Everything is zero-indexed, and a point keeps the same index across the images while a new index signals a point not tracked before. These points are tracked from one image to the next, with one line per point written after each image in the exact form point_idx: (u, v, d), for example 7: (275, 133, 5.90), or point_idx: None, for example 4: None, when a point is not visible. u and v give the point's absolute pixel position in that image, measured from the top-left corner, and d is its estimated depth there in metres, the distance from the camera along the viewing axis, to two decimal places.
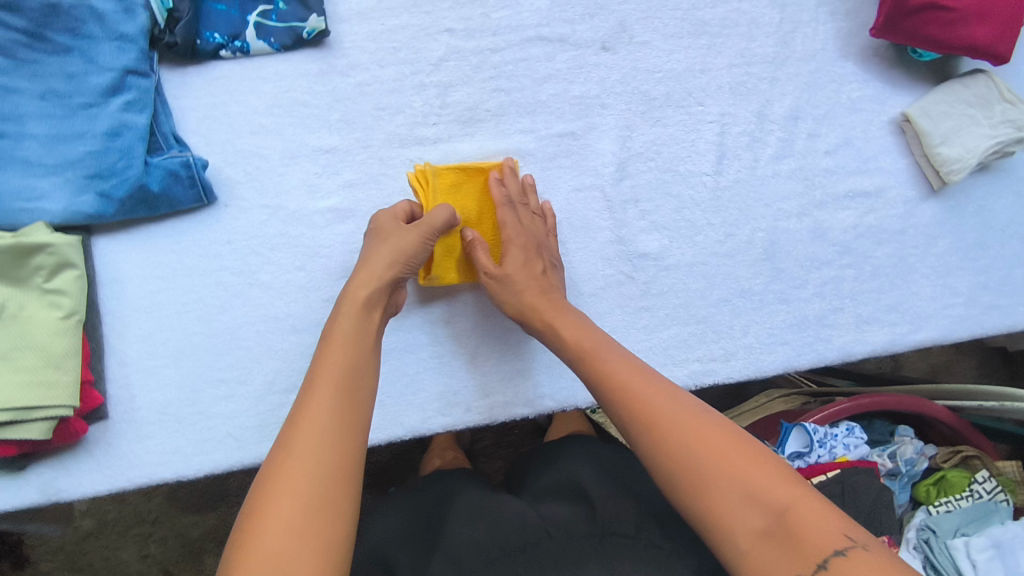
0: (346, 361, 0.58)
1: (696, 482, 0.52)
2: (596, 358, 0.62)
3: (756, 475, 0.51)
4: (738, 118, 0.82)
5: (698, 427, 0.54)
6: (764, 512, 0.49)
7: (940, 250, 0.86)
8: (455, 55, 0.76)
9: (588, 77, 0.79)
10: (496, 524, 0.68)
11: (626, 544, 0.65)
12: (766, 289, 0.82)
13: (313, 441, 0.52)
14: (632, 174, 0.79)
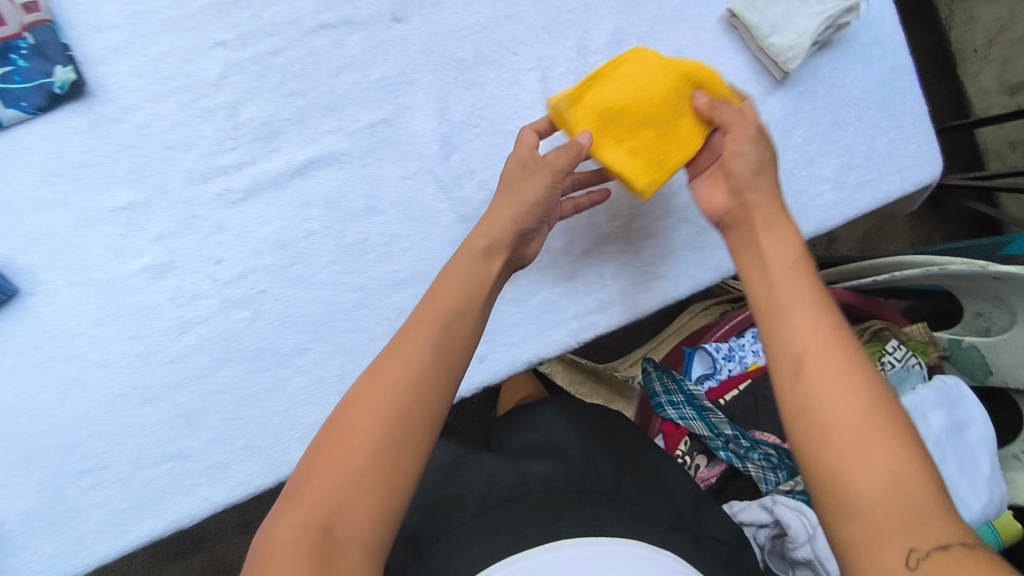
0: (427, 342, 0.57)
1: (825, 444, 0.46)
2: (767, 274, 0.56)
3: (893, 454, 0.44)
4: (559, 58, 0.77)
5: (829, 373, 0.48)
6: (898, 503, 0.43)
7: (799, 140, 0.84)
8: (234, 69, 0.70)
9: (388, 55, 0.73)
10: (498, 482, 0.74)
11: (603, 498, 0.70)
12: (627, 228, 0.80)
13: (382, 433, 0.52)
14: (460, 146, 0.75)
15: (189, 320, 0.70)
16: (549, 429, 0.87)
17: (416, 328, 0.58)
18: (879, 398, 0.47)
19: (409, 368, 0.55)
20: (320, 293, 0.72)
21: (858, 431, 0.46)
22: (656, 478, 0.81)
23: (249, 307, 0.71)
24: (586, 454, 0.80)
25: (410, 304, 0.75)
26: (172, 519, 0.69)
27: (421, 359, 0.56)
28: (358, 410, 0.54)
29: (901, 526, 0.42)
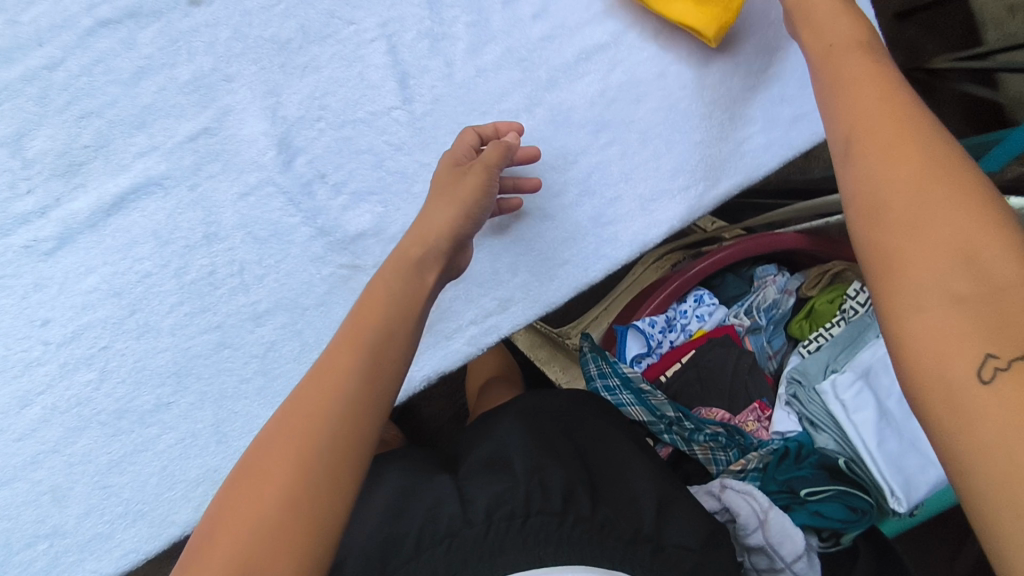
0: (354, 349, 0.47)
1: (888, 241, 0.40)
2: (841, 104, 0.47)
3: (958, 213, 0.38)
4: (405, 21, 0.65)
5: (893, 141, 0.42)
6: (959, 281, 0.36)
7: (716, 75, 0.70)
8: (9, 94, 0.59)
9: (189, 49, 0.61)
10: (430, 512, 0.59)
11: (552, 523, 0.56)
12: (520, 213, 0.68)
13: (292, 469, 0.42)
14: (303, 147, 0.64)
15: (29, 392, 0.62)
16: (500, 434, 0.71)
17: (340, 338, 0.48)
18: (953, 158, 0.40)
19: (331, 387, 0.45)
20: (172, 340, 0.64)
21: (926, 209, 0.39)
22: (621, 481, 0.66)
23: (92, 367, 0.63)
24: (536, 463, 0.63)
25: (278, 336, 0.65)
26: None
27: (344, 365, 0.46)
28: (275, 447, 0.43)
29: (965, 332, 0.35)
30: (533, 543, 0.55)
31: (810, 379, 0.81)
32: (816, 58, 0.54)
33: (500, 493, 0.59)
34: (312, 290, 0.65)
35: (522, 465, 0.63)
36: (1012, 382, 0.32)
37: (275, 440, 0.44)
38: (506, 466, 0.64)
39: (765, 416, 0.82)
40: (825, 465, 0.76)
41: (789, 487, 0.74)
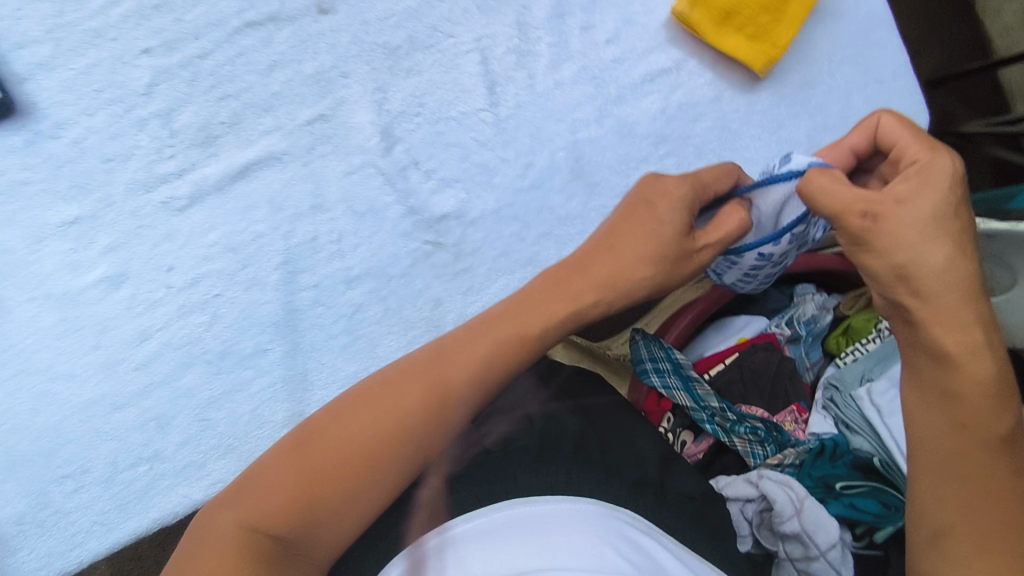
0: (470, 378, 0.54)
1: (958, 432, 0.52)
2: (942, 322, 0.52)
3: (1000, 421, 0.52)
4: (498, 38, 0.75)
5: (976, 374, 0.52)
6: (978, 482, 0.51)
7: (766, 102, 0.78)
8: (164, 76, 0.70)
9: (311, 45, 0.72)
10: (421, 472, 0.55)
11: (563, 459, 0.57)
12: (585, 209, 0.77)
13: (359, 467, 0.50)
14: (402, 137, 0.74)
15: (149, 328, 0.71)
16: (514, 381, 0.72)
17: (466, 357, 0.55)
18: (1002, 364, 0.53)
19: (420, 396, 0.53)
20: (276, 294, 0.73)
21: (955, 442, 0.53)
22: (636, 437, 0.68)
23: (204, 311, 0.72)
24: (548, 406, 0.67)
25: (365, 299, 0.74)
26: (156, 516, 0.71)
27: (461, 375, 0.54)
28: (381, 418, 0.52)
29: (980, 557, 0.49)
30: (542, 468, 0.54)
31: (847, 387, 0.86)
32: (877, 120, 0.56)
33: (517, 429, 0.62)
34: (398, 261, 0.74)
35: (537, 418, 0.64)
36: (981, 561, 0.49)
37: (369, 425, 0.52)
38: (517, 410, 0.66)
39: (803, 419, 0.86)
40: (858, 464, 0.81)
41: (824, 484, 0.79)
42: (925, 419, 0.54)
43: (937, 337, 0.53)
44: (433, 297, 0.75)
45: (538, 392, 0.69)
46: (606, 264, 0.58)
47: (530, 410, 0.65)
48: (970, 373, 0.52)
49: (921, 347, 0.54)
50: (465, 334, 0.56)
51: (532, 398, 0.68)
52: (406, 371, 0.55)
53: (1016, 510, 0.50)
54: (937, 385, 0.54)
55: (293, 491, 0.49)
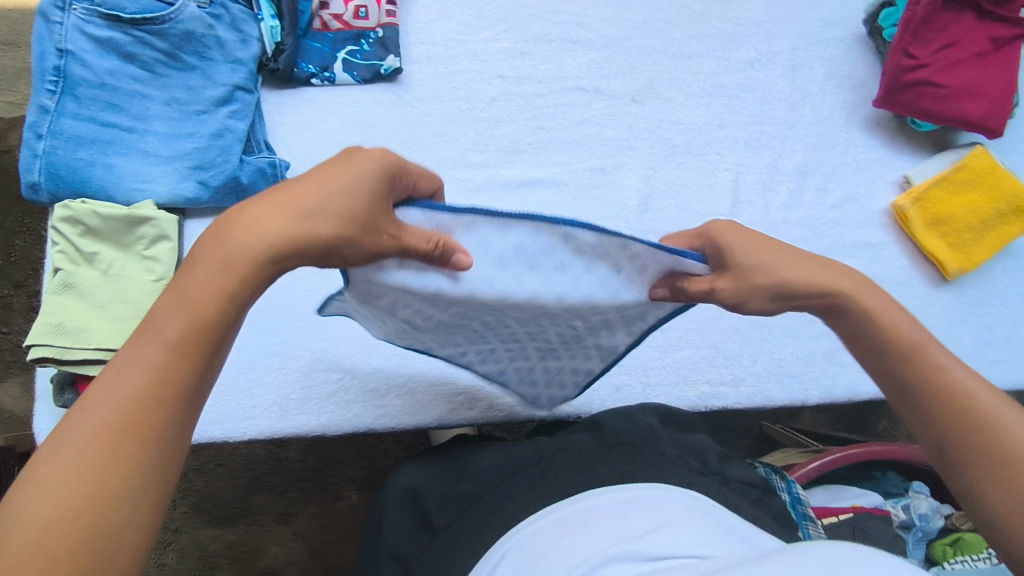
0: (198, 329, 0.43)
1: (946, 394, 0.53)
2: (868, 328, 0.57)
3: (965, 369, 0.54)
4: (752, 169, 0.92)
5: (945, 358, 0.55)
6: (936, 363, 0.55)
7: (945, 302, 0.91)
8: (504, 97, 0.89)
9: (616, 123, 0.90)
10: (511, 452, 0.68)
11: (632, 450, 0.64)
12: (774, 322, 0.88)
13: (115, 459, 0.39)
14: (655, 209, 0.88)
15: None
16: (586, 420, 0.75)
17: (186, 328, 0.43)
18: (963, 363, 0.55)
19: (166, 351, 0.42)
20: None
21: (1004, 412, 0.51)
22: (697, 443, 0.71)
23: None
24: (620, 417, 0.72)
25: None
26: (323, 421, 0.78)
27: (165, 341, 0.42)
28: (107, 391, 0.41)
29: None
30: (617, 458, 0.62)
31: None
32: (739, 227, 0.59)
33: (590, 437, 0.68)
34: None
35: (609, 420, 0.71)
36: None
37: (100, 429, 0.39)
38: (591, 429, 0.71)
39: None
40: None
41: None
42: (893, 372, 0.56)
43: (908, 329, 0.57)
44: None
45: (613, 410, 0.74)
46: (269, 219, 0.45)
47: (600, 417, 0.72)
48: (901, 333, 0.56)
49: (882, 328, 0.57)
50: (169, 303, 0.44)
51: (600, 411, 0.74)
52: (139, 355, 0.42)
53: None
54: (906, 349, 0.56)
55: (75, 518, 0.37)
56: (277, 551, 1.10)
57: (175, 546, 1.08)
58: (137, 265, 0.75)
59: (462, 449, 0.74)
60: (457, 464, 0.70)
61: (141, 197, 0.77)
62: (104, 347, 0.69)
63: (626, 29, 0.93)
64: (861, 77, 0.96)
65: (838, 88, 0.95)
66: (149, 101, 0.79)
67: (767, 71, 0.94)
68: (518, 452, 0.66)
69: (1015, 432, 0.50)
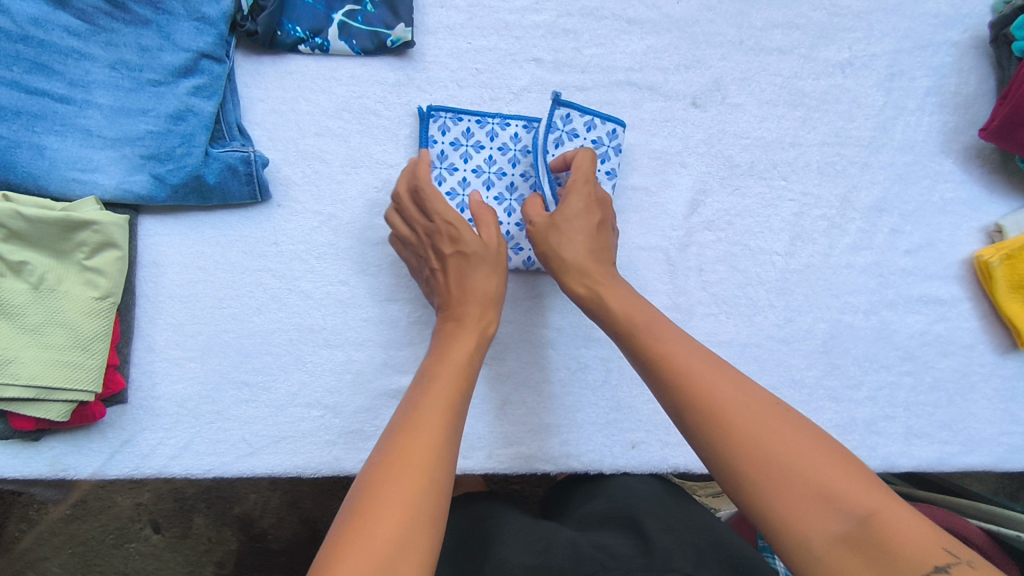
0: (453, 401, 0.52)
1: (741, 449, 0.46)
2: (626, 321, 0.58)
3: (723, 383, 0.50)
4: (820, 200, 0.77)
5: (703, 367, 0.51)
6: (709, 367, 0.51)
7: (1009, 372, 0.80)
8: (538, 87, 0.72)
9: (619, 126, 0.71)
10: (546, 548, 0.57)
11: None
12: (817, 383, 0.77)
13: (421, 491, 0.45)
14: (700, 242, 0.75)
15: (397, 291, 0.70)
16: (621, 498, 0.66)
17: (431, 419, 0.50)
18: (767, 402, 0.48)
19: (443, 423, 0.50)
20: (517, 317, 0.73)
21: (786, 456, 0.45)
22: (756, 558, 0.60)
23: None
24: (668, 526, 0.60)
25: (593, 362, 0.74)
26: (298, 463, 0.67)
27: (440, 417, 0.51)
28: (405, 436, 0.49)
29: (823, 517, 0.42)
30: None
31: None
32: (565, 231, 0.62)
33: (633, 545, 0.57)
34: None
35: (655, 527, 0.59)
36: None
37: (406, 437, 0.48)
38: (631, 522, 0.61)
39: None
40: None
41: None
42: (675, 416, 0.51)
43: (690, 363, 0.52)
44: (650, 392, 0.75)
45: (655, 505, 0.64)
46: (467, 347, 0.58)
47: (642, 516, 0.61)
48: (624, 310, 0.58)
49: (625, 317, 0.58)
50: (424, 388, 0.53)
51: (641, 505, 0.64)
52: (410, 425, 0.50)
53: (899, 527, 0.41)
54: (699, 391, 0.50)
55: (381, 526, 0.42)
56: (254, 499, 0.96)
57: (151, 488, 0.96)
58: (76, 278, 0.61)
59: (478, 518, 0.65)
60: (473, 534, 0.62)
61: (81, 190, 0.62)
62: (37, 383, 0.58)
63: (696, 10, 0.75)
64: (967, 96, 0.79)
65: (939, 107, 0.79)
66: (90, 62, 0.63)
67: (859, 79, 0.78)
68: (552, 544, 0.57)
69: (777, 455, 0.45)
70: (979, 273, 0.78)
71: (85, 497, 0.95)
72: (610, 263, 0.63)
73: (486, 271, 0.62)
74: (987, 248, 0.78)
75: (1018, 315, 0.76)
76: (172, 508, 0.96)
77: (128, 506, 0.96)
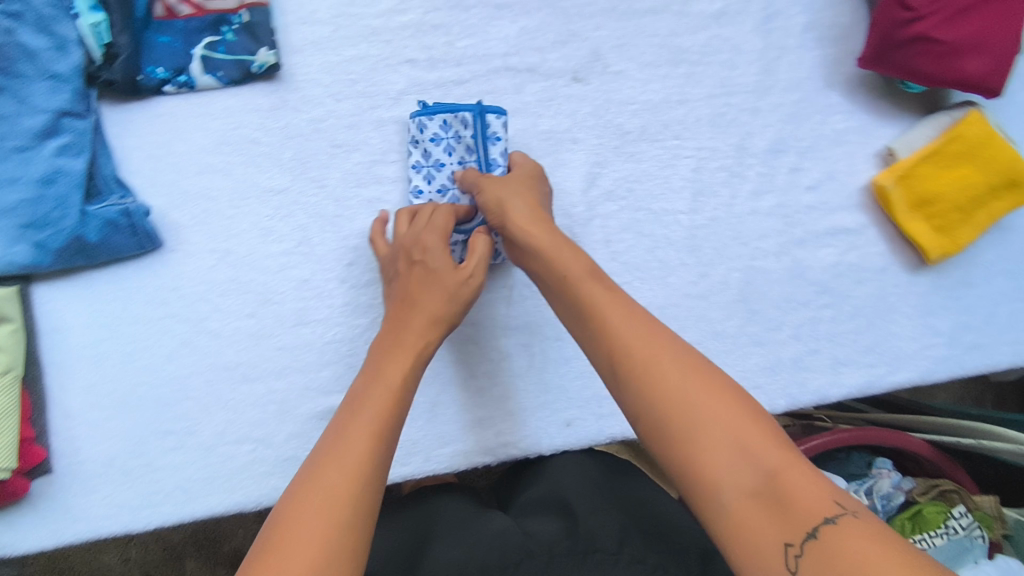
0: (387, 418, 0.55)
1: (671, 422, 0.48)
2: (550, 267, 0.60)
3: (641, 329, 0.54)
4: (716, 152, 0.78)
5: (622, 319, 0.55)
6: (631, 319, 0.55)
7: (924, 288, 0.83)
8: (416, 88, 0.72)
9: (479, 107, 0.68)
10: (476, 544, 0.59)
11: (607, 561, 0.56)
12: (740, 331, 0.79)
13: (346, 502, 0.48)
14: (603, 214, 0.76)
15: (307, 315, 0.71)
16: (557, 481, 0.69)
17: (351, 448, 0.51)
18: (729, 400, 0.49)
19: (371, 430, 0.53)
20: None
21: (680, 391, 0.49)
22: (683, 523, 0.64)
23: (368, 316, 0.71)
24: (596, 508, 0.63)
25: (515, 349, 0.76)
26: (238, 499, 0.68)
27: (372, 433, 0.53)
28: (340, 445, 0.52)
29: (723, 463, 0.45)
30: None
31: None
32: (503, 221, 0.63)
33: (561, 530, 0.60)
34: (558, 325, 0.76)
35: (584, 513, 0.62)
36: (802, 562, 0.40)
37: (335, 455, 0.51)
38: (561, 507, 0.64)
39: None
40: None
41: None
42: (622, 387, 0.53)
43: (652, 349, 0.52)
44: (577, 368, 0.76)
45: (585, 487, 0.67)
46: (402, 368, 0.59)
47: (572, 500, 0.64)
48: (548, 255, 0.61)
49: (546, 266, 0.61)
50: (358, 401, 0.56)
51: (573, 489, 0.66)
52: (342, 440, 0.53)
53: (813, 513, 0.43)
54: (623, 349, 0.53)
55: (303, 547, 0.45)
56: (245, 534, 0.96)
57: (138, 542, 0.96)
58: None
59: (425, 514, 0.68)
60: (421, 527, 0.67)
61: None
62: None
63: None
64: (843, 27, 0.80)
65: (818, 42, 0.80)
66: None
67: (736, 26, 0.79)
68: (482, 537, 0.60)
69: (678, 396, 0.49)
70: (877, 198, 0.81)
71: (69, 562, 0.95)
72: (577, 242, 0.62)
73: (437, 289, 0.63)
74: (881, 172, 0.81)
75: (922, 233, 0.79)
76: (163, 558, 0.96)
77: (117, 564, 0.96)
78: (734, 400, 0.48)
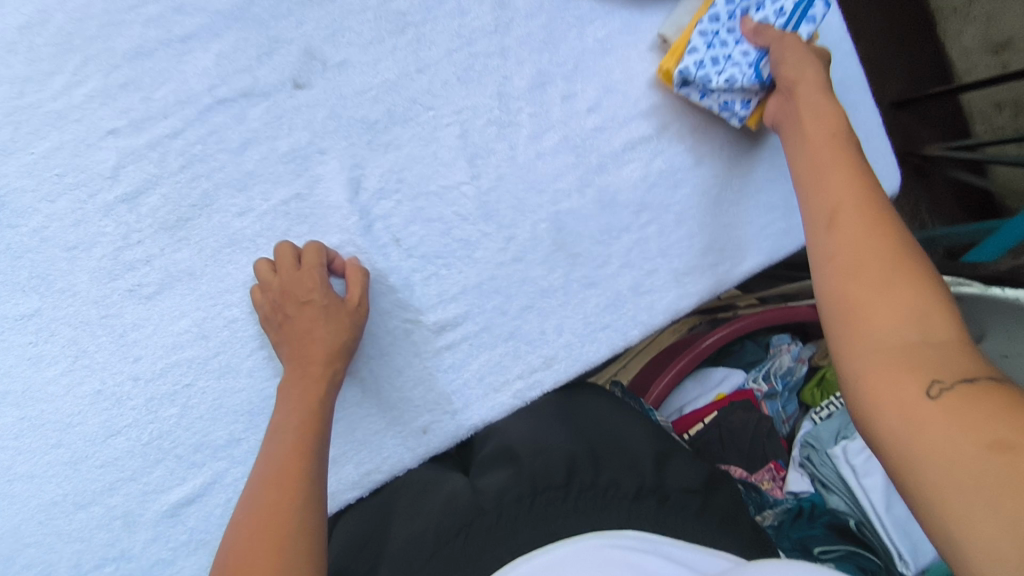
0: (305, 443, 0.58)
1: (878, 354, 0.46)
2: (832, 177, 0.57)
3: (867, 237, 0.51)
4: (478, 109, 0.73)
5: (863, 233, 0.52)
6: (872, 231, 0.52)
7: (744, 168, 0.79)
8: (130, 157, 0.66)
9: None
10: (430, 517, 0.62)
11: (559, 496, 0.59)
12: (567, 281, 0.76)
13: (280, 519, 0.53)
14: (381, 215, 0.71)
15: (115, 423, 0.67)
16: (506, 436, 0.72)
17: (280, 486, 0.55)
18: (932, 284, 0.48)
19: (294, 450, 0.58)
20: (248, 381, 0.69)
21: (893, 316, 0.47)
22: (629, 440, 0.69)
23: (176, 403, 0.68)
24: (540, 450, 0.66)
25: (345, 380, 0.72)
26: None
27: (296, 456, 0.57)
28: (269, 472, 0.56)
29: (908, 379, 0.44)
30: (542, 516, 0.57)
31: (823, 444, 0.84)
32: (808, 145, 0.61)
33: (510, 478, 0.62)
34: (379, 341, 0.72)
35: (527, 455, 0.65)
36: (951, 400, 0.41)
37: (271, 486, 0.55)
38: (510, 458, 0.67)
39: (779, 476, 0.86)
40: (834, 525, 0.77)
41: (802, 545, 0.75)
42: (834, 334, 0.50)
43: (824, 245, 0.53)
44: (414, 376, 0.73)
45: (530, 435, 0.70)
46: (312, 402, 0.61)
47: (517, 448, 0.68)
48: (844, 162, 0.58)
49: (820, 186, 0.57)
50: (273, 435, 0.59)
51: (519, 437, 0.70)
52: (270, 473, 0.56)
53: (966, 344, 0.45)
54: (845, 266, 0.51)
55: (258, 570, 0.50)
56: None
57: None
58: None
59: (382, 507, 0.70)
60: (380, 507, 0.71)
61: None
62: None
63: None
64: None
65: None
66: None
67: None
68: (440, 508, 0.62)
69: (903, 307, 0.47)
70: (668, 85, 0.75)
71: None
72: (845, 149, 0.59)
73: (336, 320, 0.64)
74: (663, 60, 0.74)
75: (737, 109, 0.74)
76: None
77: None
78: (926, 296, 0.47)
